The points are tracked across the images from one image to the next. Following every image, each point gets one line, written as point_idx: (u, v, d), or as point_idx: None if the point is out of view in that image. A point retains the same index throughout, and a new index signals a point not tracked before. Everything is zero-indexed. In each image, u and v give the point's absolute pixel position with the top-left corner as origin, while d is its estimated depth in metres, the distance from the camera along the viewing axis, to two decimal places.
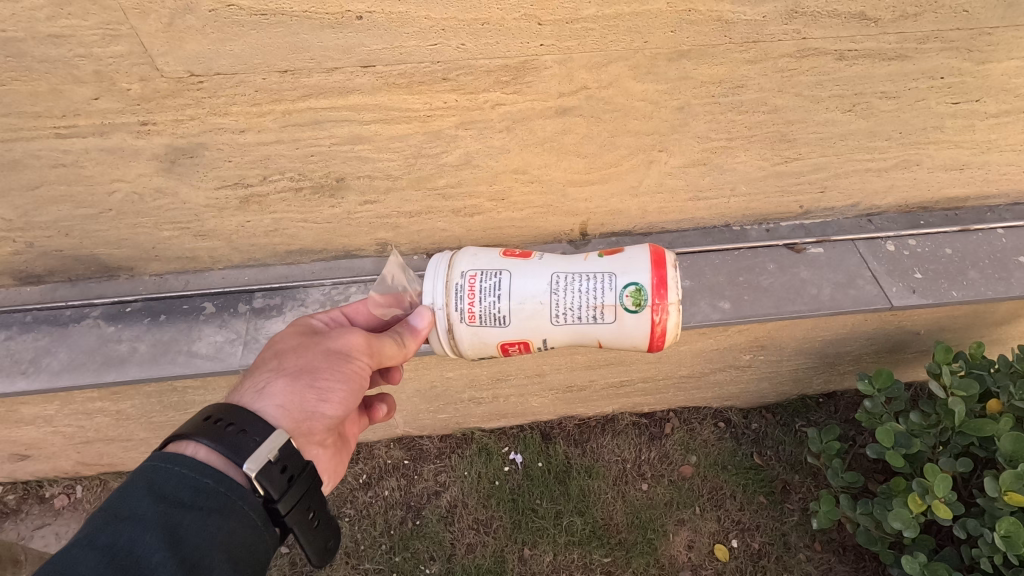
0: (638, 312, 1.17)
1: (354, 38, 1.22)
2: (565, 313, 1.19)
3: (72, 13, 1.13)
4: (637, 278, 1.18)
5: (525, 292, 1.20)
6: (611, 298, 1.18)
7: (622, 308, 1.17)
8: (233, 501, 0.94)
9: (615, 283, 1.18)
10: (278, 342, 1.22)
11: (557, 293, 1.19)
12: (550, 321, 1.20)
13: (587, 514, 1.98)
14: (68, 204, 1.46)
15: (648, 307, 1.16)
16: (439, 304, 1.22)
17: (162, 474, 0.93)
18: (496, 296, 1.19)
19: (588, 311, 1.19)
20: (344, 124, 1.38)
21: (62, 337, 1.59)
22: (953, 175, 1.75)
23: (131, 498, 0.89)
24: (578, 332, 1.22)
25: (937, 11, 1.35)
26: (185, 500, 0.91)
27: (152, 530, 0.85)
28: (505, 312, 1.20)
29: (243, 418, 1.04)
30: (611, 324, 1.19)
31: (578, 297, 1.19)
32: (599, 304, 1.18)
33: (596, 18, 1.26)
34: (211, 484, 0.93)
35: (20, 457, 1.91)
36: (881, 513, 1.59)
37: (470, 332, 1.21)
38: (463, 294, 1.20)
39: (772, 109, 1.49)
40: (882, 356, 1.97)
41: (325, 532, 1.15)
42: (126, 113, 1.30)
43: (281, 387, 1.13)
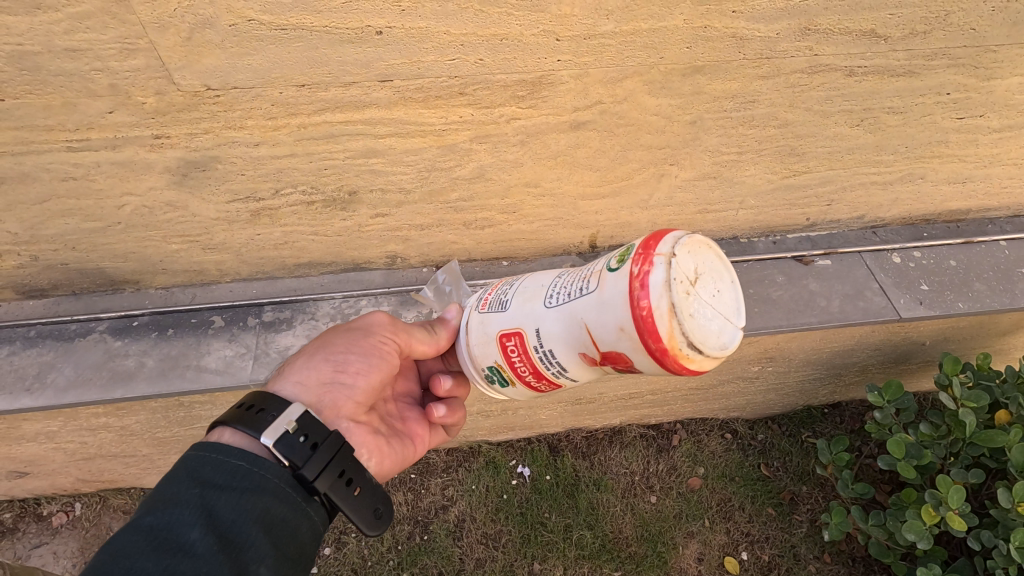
0: (618, 269, 0.88)
1: (372, 53, 1.22)
2: (556, 291, 0.98)
3: (91, 27, 1.12)
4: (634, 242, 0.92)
5: (534, 280, 1.07)
6: (600, 266, 0.94)
7: (606, 269, 0.91)
8: (267, 480, 0.92)
9: (615, 254, 0.95)
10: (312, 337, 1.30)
11: (560, 278, 1.02)
12: (541, 301, 1.00)
13: (597, 527, 1.96)
14: (77, 217, 1.44)
15: (630, 259, 0.87)
16: (471, 302, 1.20)
17: (198, 458, 0.92)
18: (511, 286, 1.11)
19: (577, 284, 0.96)
20: (358, 138, 1.38)
21: (67, 352, 1.56)
22: (956, 188, 1.77)
23: (169, 482, 0.88)
24: (565, 313, 0.95)
25: (945, 29, 1.37)
26: (219, 481, 0.89)
27: (189, 510, 0.84)
28: (510, 297, 1.08)
29: (266, 398, 1.04)
30: (593, 293, 0.91)
31: (575, 276, 0.98)
32: (589, 274, 0.95)
33: (613, 34, 1.27)
34: (245, 465, 0.92)
35: (18, 474, 1.87)
36: (895, 525, 1.60)
37: (478, 321, 1.12)
38: (491, 290, 1.18)
39: (782, 124, 1.51)
40: (888, 367, 1.98)
41: (371, 498, 1.08)
42: (140, 126, 1.28)
43: (305, 363, 1.17)
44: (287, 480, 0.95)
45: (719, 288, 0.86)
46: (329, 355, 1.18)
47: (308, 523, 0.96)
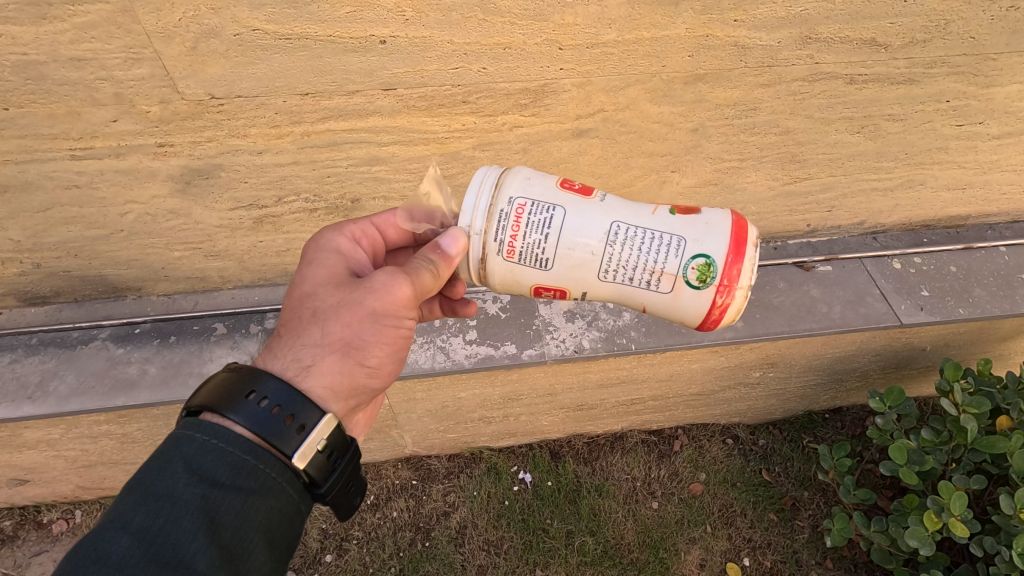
0: (699, 288, 1.00)
1: (377, 61, 1.23)
2: (617, 270, 1.01)
3: (97, 37, 1.12)
4: (709, 252, 0.99)
5: (577, 237, 1.00)
6: (673, 266, 1.00)
7: (684, 281, 1.00)
8: (272, 480, 0.90)
9: (683, 251, 1.00)
10: (312, 294, 1.06)
11: (613, 247, 1.00)
12: (597, 274, 1.02)
13: (599, 534, 1.96)
14: (80, 225, 1.44)
15: (713, 285, 0.99)
16: (481, 229, 1.01)
17: (199, 448, 0.87)
18: (544, 233, 1.00)
19: (643, 275, 1.01)
20: (362, 146, 1.38)
21: (69, 359, 1.56)
22: (955, 194, 1.78)
23: (166, 474, 0.84)
24: (621, 292, 1.04)
25: (945, 37, 1.38)
26: (223, 479, 0.86)
27: (190, 514, 0.81)
28: (548, 254, 1.01)
29: (283, 393, 0.95)
30: (664, 294, 1.02)
31: (636, 256, 1.00)
32: (658, 270, 1.00)
33: (616, 42, 1.28)
34: (251, 462, 0.89)
35: (19, 482, 1.86)
36: (897, 530, 1.60)
37: (505, 267, 1.03)
38: (508, 223, 1.00)
39: (784, 131, 1.51)
40: (889, 372, 1.99)
41: (357, 494, 1.14)
42: (144, 135, 1.28)
43: (325, 362, 1.01)
44: (290, 482, 0.92)
45: None
46: (352, 352, 1.02)
47: (303, 523, 0.95)
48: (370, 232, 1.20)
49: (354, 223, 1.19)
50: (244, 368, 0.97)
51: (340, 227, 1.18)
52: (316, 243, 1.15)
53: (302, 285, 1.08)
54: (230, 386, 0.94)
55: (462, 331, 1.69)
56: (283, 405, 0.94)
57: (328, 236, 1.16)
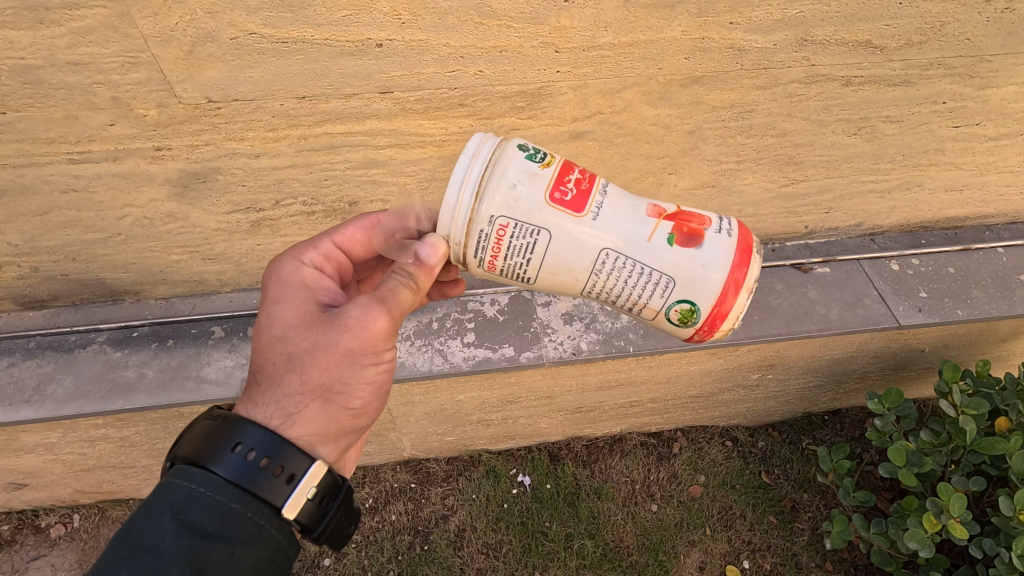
0: (677, 326, 1.07)
1: (373, 65, 1.23)
2: (600, 293, 1.04)
3: (93, 41, 1.13)
4: (695, 300, 1.02)
5: (563, 263, 1.00)
6: (657, 305, 1.04)
7: (664, 317, 1.06)
8: (260, 529, 0.90)
9: (670, 294, 1.02)
10: (283, 337, 1.03)
11: (600, 279, 1.01)
12: (579, 293, 1.06)
13: (598, 537, 1.96)
14: (77, 229, 1.44)
15: (692, 327, 1.06)
16: (462, 245, 0.98)
17: (187, 497, 0.87)
18: (527, 258, 0.98)
19: (626, 303, 1.05)
20: (359, 149, 1.38)
21: (66, 363, 1.56)
22: (953, 196, 1.78)
23: (151, 524, 0.84)
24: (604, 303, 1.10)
25: (941, 39, 1.39)
26: (210, 528, 0.85)
27: (176, 565, 0.80)
28: (530, 275, 1.02)
29: (270, 444, 0.94)
30: (643, 317, 1.08)
31: (622, 288, 1.03)
32: (641, 303, 1.04)
33: (612, 45, 1.28)
34: (239, 511, 0.89)
35: (17, 486, 1.86)
36: (896, 532, 1.60)
37: (486, 274, 1.04)
38: (489, 245, 0.97)
39: (781, 133, 1.52)
40: (888, 374, 1.99)
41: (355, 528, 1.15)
42: (142, 138, 1.29)
43: (308, 408, 1.00)
44: (279, 528, 0.92)
45: None
46: (333, 395, 1.02)
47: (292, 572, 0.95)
48: (333, 253, 1.18)
49: (315, 248, 1.16)
50: (227, 416, 0.96)
51: (301, 255, 1.14)
52: (277, 277, 1.11)
53: (269, 328, 1.04)
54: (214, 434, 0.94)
55: (460, 334, 1.69)
56: (271, 455, 0.93)
57: (290, 267, 1.12)
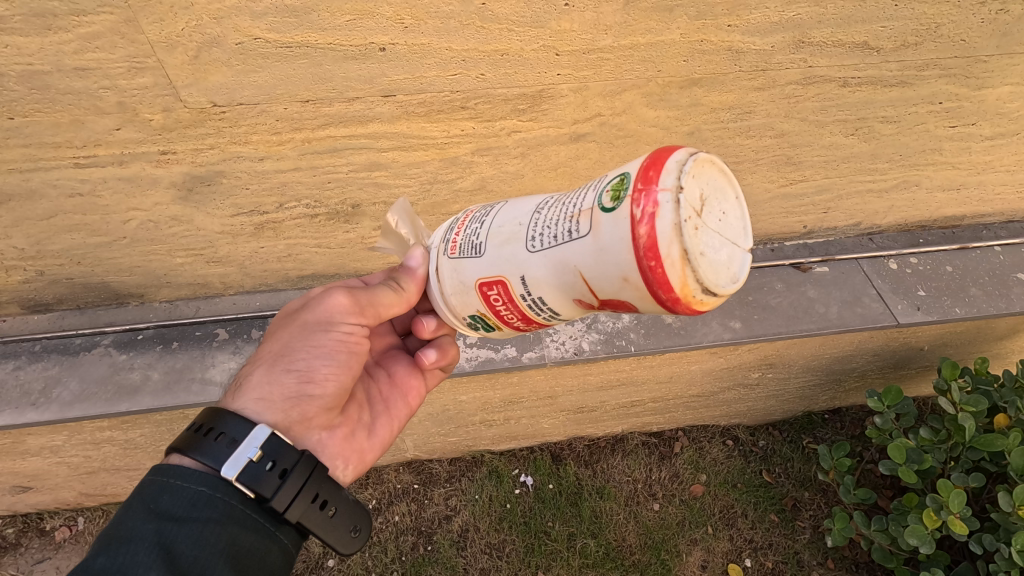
0: (614, 209, 0.78)
1: (376, 68, 1.24)
2: (541, 231, 0.89)
3: (100, 47, 1.14)
4: (626, 171, 0.81)
5: (511, 218, 0.97)
6: (589, 201, 0.84)
7: (599, 208, 0.81)
8: (232, 509, 0.93)
9: (603, 184, 0.84)
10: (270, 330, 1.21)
11: (539, 212, 0.91)
12: (525, 244, 0.90)
13: (601, 536, 1.96)
14: (83, 232, 1.45)
15: (627, 198, 0.77)
16: (437, 238, 1.09)
17: (156, 488, 0.91)
18: (482, 224, 1.00)
19: (564, 224, 0.86)
20: (362, 152, 1.40)
21: (72, 366, 1.57)
22: (950, 195, 1.80)
23: (124, 516, 0.87)
24: (555, 259, 0.86)
25: (937, 40, 1.40)
26: (179, 512, 0.89)
27: (146, 549, 0.83)
28: (482, 238, 0.97)
29: (231, 422, 0.99)
30: (587, 237, 0.82)
31: (559, 211, 0.89)
32: (577, 212, 0.85)
33: (612, 48, 1.30)
34: (206, 493, 0.92)
35: (22, 489, 1.87)
36: (897, 529, 1.61)
37: (451, 265, 1.02)
38: (457, 226, 1.06)
39: (779, 134, 1.53)
40: (887, 373, 2.00)
41: (348, 518, 1.07)
42: (147, 143, 1.30)
43: (256, 374, 1.09)
44: (253, 506, 0.95)
45: (724, 211, 0.79)
46: (281, 360, 1.09)
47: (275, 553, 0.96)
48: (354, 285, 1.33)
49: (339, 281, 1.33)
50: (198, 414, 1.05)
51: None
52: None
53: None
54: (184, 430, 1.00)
55: (462, 335, 1.70)
56: (227, 432, 0.98)
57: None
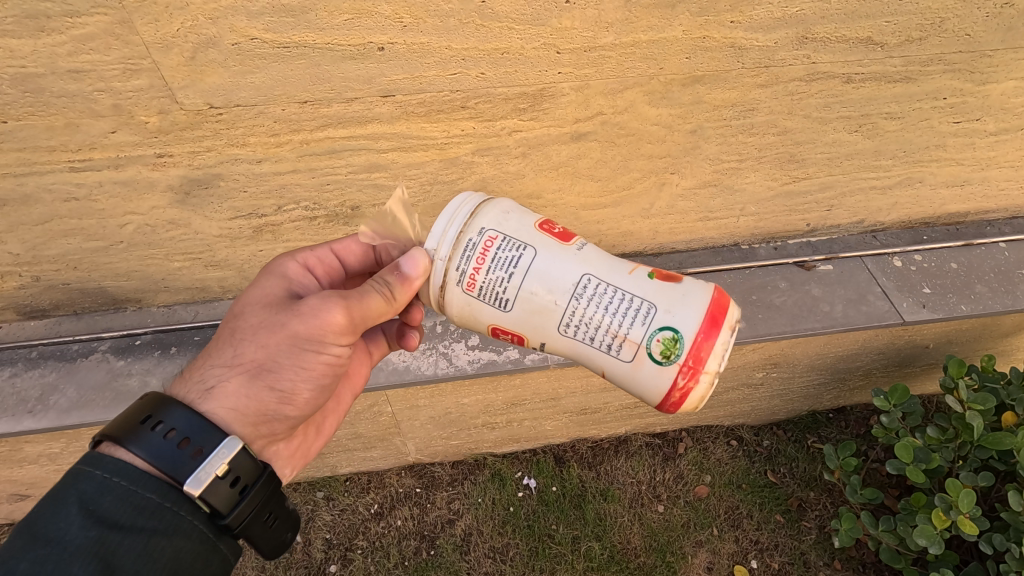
0: (661, 364, 1.01)
1: (375, 68, 1.23)
2: (579, 326, 1.03)
3: (95, 49, 1.12)
4: (679, 329, 1.00)
5: (544, 285, 1.02)
6: (637, 336, 1.01)
7: (646, 353, 1.01)
8: (180, 520, 0.90)
9: (651, 322, 1.01)
10: (240, 313, 1.10)
11: (579, 304, 1.02)
12: (556, 325, 1.03)
13: (605, 539, 1.94)
14: (79, 237, 1.44)
15: (676, 364, 1.00)
16: (443, 255, 1.02)
17: (98, 488, 0.87)
18: (509, 273, 1.01)
19: (606, 337, 1.02)
20: (361, 153, 1.38)
21: (69, 372, 1.56)
22: (954, 191, 1.78)
23: (59, 517, 0.83)
24: (583, 354, 1.06)
25: (941, 35, 1.39)
26: (123, 521, 0.86)
27: (81, 558, 0.79)
28: (510, 295, 1.02)
29: (192, 423, 0.96)
30: (626, 361, 1.03)
31: (602, 318, 1.02)
32: (623, 336, 1.01)
33: (613, 46, 1.28)
34: (155, 502, 0.89)
35: (20, 497, 1.85)
36: (905, 530, 1.59)
37: (461, 299, 1.04)
38: (474, 255, 1.01)
39: (782, 131, 1.52)
40: (892, 371, 1.99)
41: (281, 527, 1.11)
42: (143, 146, 1.28)
43: (230, 382, 1.04)
44: (203, 520, 0.93)
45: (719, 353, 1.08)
46: (263, 374, 1.05)
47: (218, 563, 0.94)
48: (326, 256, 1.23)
49: (312, 250, 1.22)
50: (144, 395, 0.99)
51: (295, 252, 1.21)
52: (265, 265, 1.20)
53: (232, 305, 1.13)
54: (131, 416, 0.95)
55: (465, 337, 1.68)
56: (190, 438, 0.95)
57: (279, 257, 1.21)
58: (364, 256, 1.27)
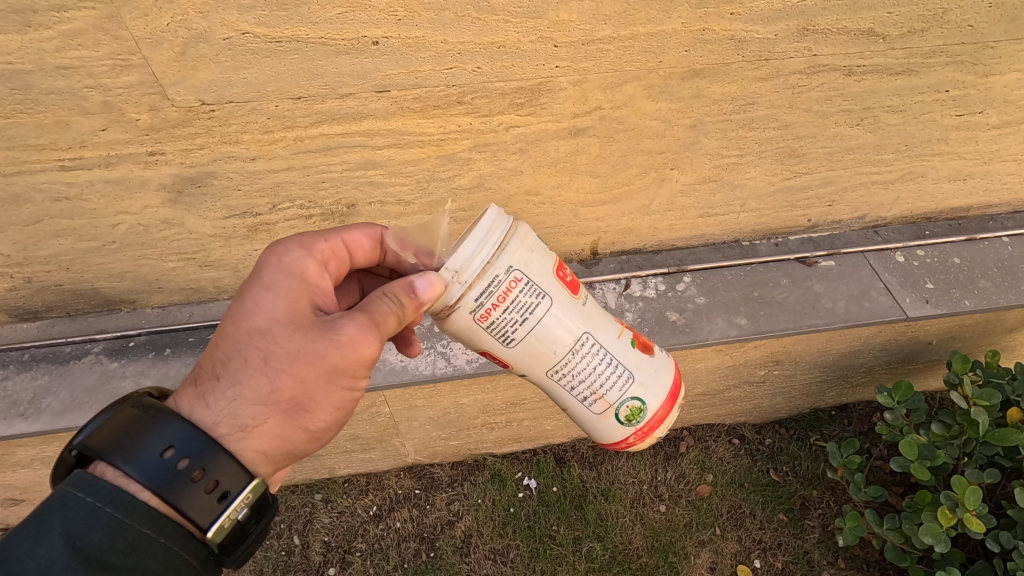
0: (622, 425, 1.13)
1: (369, 63, 1.21)
2: (564, 376, 1.08)
3: (83, 44, 1.10)
4: (646, 400, 1.12)
5: (549, 333, 1.03)
6: (612, 399, 1.10)
7: (613, 413, 1.11)
8: (175, 558, 0.82)
9: (627, 390, 1.10)
10: (267, 332, 0.95)
11: (573, 360, 1.06)
12: (545, 370, 1.07)
13: (607, 539, 1.92)
14: (71, 237, 1.41)
15: (633, 426, 1.13)
16: (464, 282, 0.95)
17: (89, 518, 0.78)
18: (524, 317, 1.00)
19: (585, 392, 1.09)
20: (356, 150, 1.36)
21: (62, 375, 1.54)
22: (957, 185, 1.77)
23: (41, 552, 0.74)
24: (555, 395, 1.12)
25: (943, 26, 1.37)
26: (115, 560, 0.77)
27: None
28: (517, 335, 1.01)
29: (207, 453, 0.87)
30: (593, 412, 1.12)
31: (586, 377, 1.08)
32: (600, 395, 1.10)
33: (612, 39, 1.26)
34: (149, 538, 0.80)
35: (14, 502, 1.82)
36: (910, 528, 1.57)
37: (466, 328, 1.00)
38: (497, 292, 0.97)
39: (783, 125, 1.50)
40: (895, 368, 1.97)
41: None
42: (134, 143, 1.26)
43: (267, 423, 0.94)
44: (198, 556, 0.86)
45: None
46: (298, 412, 0.96)
47: None
48: (339, 250, 1.10)
49: (324, 239, 1.08)
50: (155, 412, 0.88)
51: (310, 246, 1.06)
52: (276, 261, 1.03)
53: (252, 317, 0.96)
54: (142, 439, 0.85)
55: None
56: (205, 468, 0.86)
57: (291, 253, 1.04)
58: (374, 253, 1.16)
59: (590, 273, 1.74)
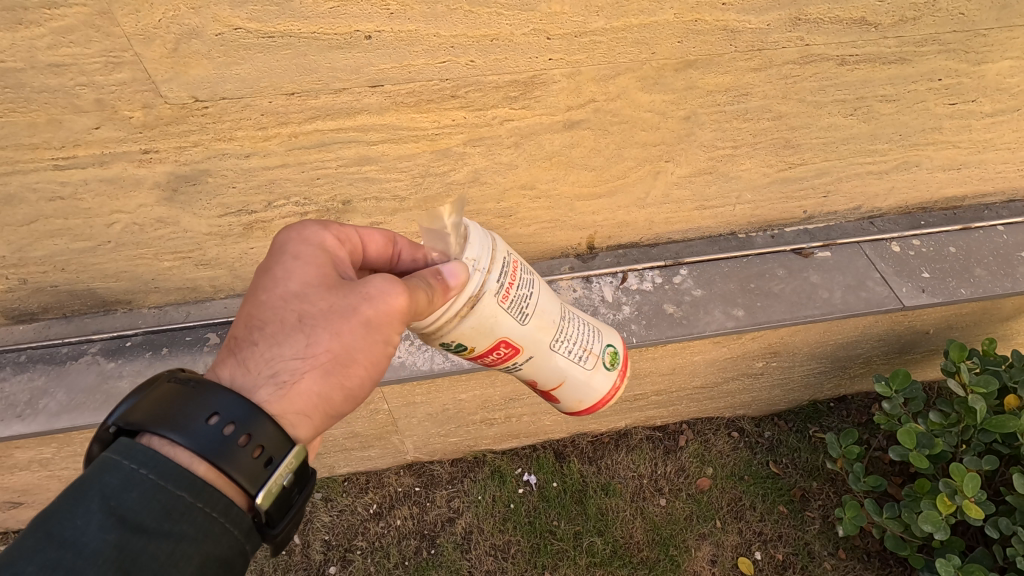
0: (609, 370, 1.25)
1: (363, 57, 1.21)
2: (563, 342, 1.17)
3: (75, 41, 1.10)
4: (612, 343, 1.29)
5: (545, 302, 1.14)
6: (597, 349, 1.23)
7: (601, 362, 1.24)
8: (214, 524, 0.77)
9: (600, 340, 1.26)
10: (299, 294, 0.93)
11: (564, 326, 1.18)
12: (551, 341, 1.14)
13: (607, 533, 1.93)
14: (66, 237, 1.41)
15: (615, 369, 1.27)
16: (485, 268, 1.00)
17: (124, 481, 0.74)
18: (529, 291, 1.09)
19: (579, 350, 1.20)
20: (351, 146, 1.36)
21: (59, 376, 1.54)
22: (951, 174, 1.77)
23: (76, 514, 0.70)
24: (556, 368, 1.18)
25: (935, 14, 1.37)
26: (150, 523, 0.72)
27: (96, 565, 0.67)
28: (528, 309, 1.08)
29: (247, 414, 0.83)
30: (588, 371, 1.21)
31: (575, 337, 1.20)
32: (589, 349, 1.22)
33: (604, 30, 1.26)
34: (188, 502, 0.75)
35: (13, 505, 1.82)
36: (910, 516, 1.57)
37: (492, 310, 1.01)
38: (508, 272, 1.05)
39: (776, 116, 1.50)
40: (893, 357, 1.97)
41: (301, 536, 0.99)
42: (128, 141, 1.26)
43: (307, 379, 0.90)
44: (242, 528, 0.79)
45: None
46: (337, 368, 0.92)
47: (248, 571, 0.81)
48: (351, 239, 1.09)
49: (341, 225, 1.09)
50: (198, 381, 0.85)
51: (328, 225, 1.05)
52: (297, 234, 1.00)
53: (285, 284, 0.94)
54: (185, 404, 0.81)
55: None
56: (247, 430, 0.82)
57: (311, 229, 1.02)
58: (387, 250, 1.14)
59: (588, 268, 1.74)
